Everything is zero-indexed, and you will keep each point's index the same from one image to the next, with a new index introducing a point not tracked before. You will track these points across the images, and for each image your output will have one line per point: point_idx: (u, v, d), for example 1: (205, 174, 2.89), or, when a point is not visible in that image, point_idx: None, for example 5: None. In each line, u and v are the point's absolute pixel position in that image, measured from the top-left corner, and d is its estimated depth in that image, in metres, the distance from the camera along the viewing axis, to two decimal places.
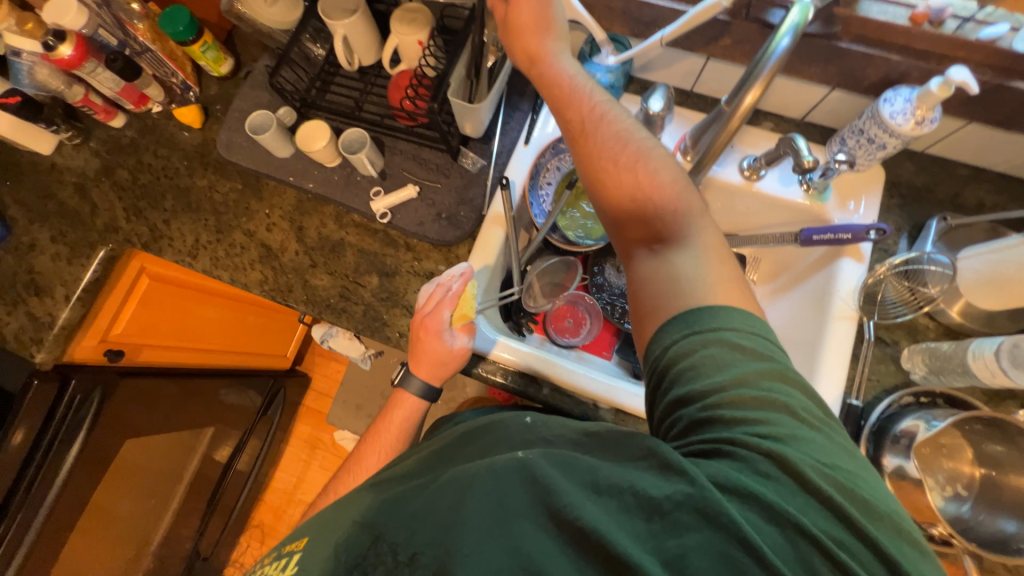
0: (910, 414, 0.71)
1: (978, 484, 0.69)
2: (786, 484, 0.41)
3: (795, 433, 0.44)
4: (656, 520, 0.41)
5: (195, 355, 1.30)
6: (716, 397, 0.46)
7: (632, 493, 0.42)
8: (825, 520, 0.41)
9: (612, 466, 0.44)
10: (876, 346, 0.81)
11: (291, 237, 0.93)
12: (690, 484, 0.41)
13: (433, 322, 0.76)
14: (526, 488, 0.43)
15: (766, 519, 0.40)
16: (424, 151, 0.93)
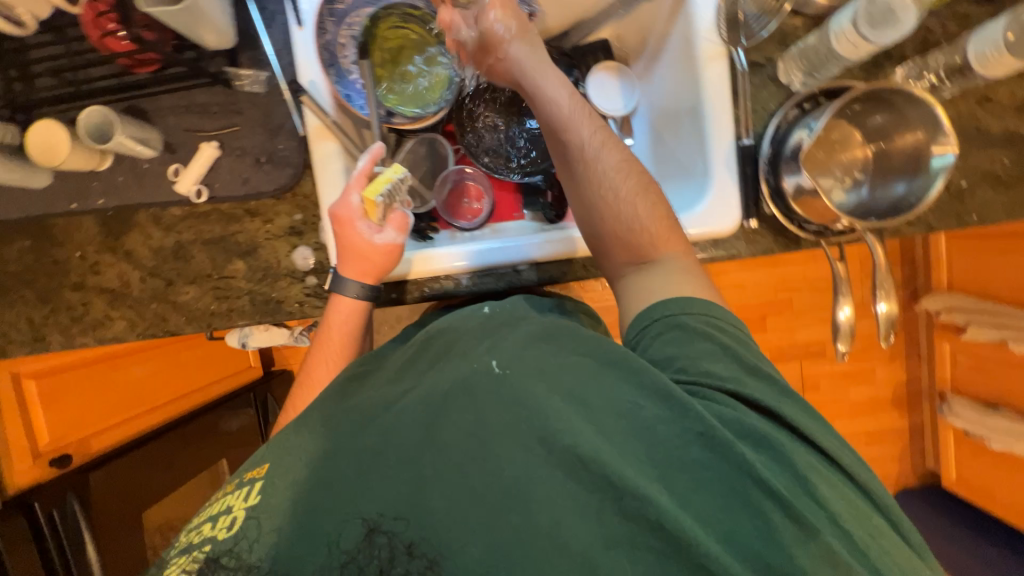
0: (796, 127, 0.69)
1: (872, 161, 0.71)
2: (766, 447, 0.49)
3: (775, 387, 0.54)
4: (652, 438, 0.49)
5: (162, 410, 1.23)
6: (699, 358, 0.54)
7: (630, 410, 0.51)
8: (812, 458, 0.50)
9: (598, 385, 0.53)
10: (753, 73, 0.75)
11: (123, 266, 0.78)
12: (696, 418, 0.49)
13: (345, 210, 0.68)
14: (500, 394, 0.52)
15: (767, 456, 0.49)
16: (196, 96, 0.74)
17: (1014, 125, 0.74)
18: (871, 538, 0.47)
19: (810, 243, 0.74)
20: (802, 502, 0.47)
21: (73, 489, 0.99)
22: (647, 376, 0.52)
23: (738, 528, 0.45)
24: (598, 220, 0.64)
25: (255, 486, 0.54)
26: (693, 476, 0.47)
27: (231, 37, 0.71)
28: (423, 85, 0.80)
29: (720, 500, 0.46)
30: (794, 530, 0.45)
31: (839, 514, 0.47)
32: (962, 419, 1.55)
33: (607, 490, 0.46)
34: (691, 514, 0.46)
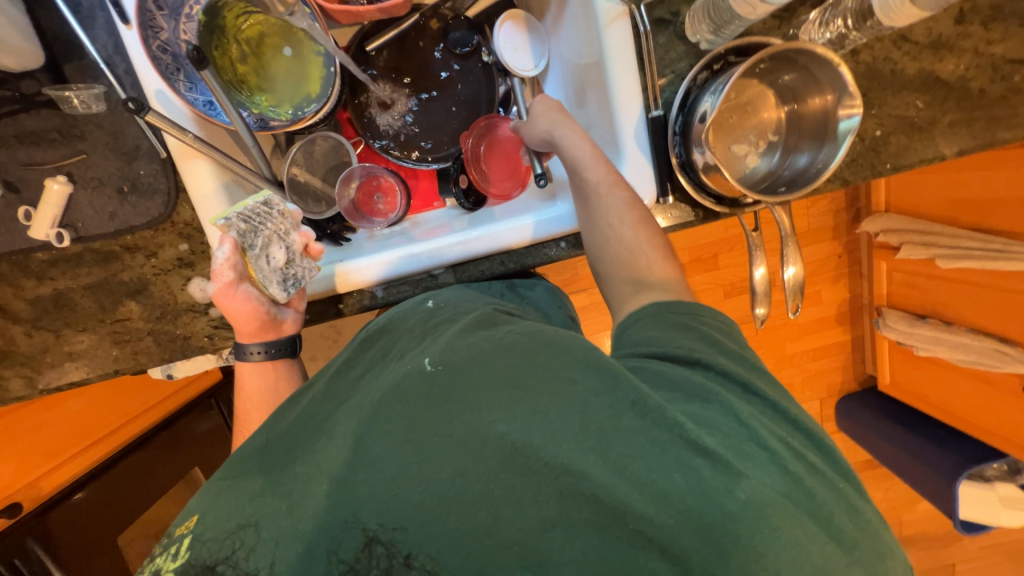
0: (705, 94, 0.64)
1: (784, 123, 0.67)
2: (719, 408, 0.48)
3: (729, 353, 0.54)
4: (586, 411, 0.45)
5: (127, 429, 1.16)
6: (668, 340, 0.54)
7: (567, 385, 0.47)
8: (754, 409, 0.49)
9: (535, 365, 0.49)
10: (658, 32, 0.68)
11: (1, 323, 0.71)
12: (629, 387, 0.46)
13: (220, 274, 0.64)
14: (431, 394, 0.48)
15: (707, 412, 0.48)
16: (25, 122, 0.64)
17: (929, 63, 0.70)
18: (806, 469, 0.46)
19: (726, 214, 0.72)
20: (744, 459, 0.45)
21: (31, 534, 1.00)
22: (580, 355, 0.49)
23: (671, 488, 0.43)
24: (602, 235, 0.66)
25: (185, 540, 0.49)
26: (626, 443, 0.44)
27: (38, 53, 0.62)
28: (295, 79, 0.70)
29: (655, 459, 0.44)
30: (722, 478, 0.43)
31: (774, 452, 0.46)
32: (894, 331, 1.64)
33: (544, 474, 0.43)
34: (626, 483, 0.43)
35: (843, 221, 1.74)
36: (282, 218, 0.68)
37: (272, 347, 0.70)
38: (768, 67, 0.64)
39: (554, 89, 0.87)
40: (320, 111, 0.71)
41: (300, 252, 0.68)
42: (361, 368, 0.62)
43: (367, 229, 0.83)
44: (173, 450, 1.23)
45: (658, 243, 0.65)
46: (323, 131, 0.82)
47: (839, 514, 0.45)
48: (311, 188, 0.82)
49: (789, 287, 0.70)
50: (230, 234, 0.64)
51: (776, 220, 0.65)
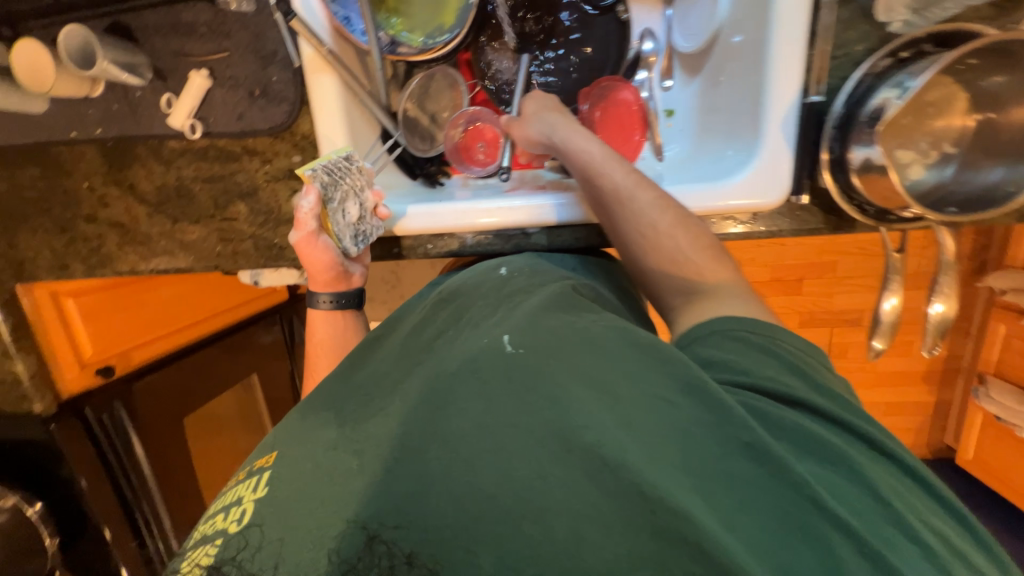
0: (884, 83, 0.55)
1: (972, 134, 0.57)
2: (842, 475, 0.38)
3: (835, 395, 0.44)
4: (688, 441, 0.37)
5: (200, 325, 1.28)
6: (760, 369, 0.44)
7: (662, 407, 0.38)
8: (882, 470, 0.40)
9: (631, 373, 0.41)
10: (841, 6, 0.59)
11: (129, 200, 0.77)
12: (741, 425, 0.38)
13: (301, 229, 0.66)
14: (509, 375, 0.42)
15: (830, 473, 0.38)
16: (182, 12, 0.67)
17: None
18: (956, 558, 0.37)
19: (866, 227, 0.63)
20: (885, 540, 0.35)
21: (119, 398, 1.09)
22: (679, 366, 0.41)
23: (799, 564, 0.33)
24: (635, 240, 0.60)
25: (265, 476, 0.49)
26: (747, 496, 0.35)
27: None
28: (431, 5, 0.68)
29: (776, 521, 0.34)
30: (867, 563, 0.33)
31: (917, 533, 0.36)
32: (996, 404, 1.45)
33: (636, 509, 0.34)
34: (749, 549, 0.33)
35: (962, 271, 1.54)
36: (359, 174, 0.67)
37: (341, 298, 0.72)
38: (975, 64, 0.54)
39: (695, 61, 0.80)
40: (450, 43, 0.69)
41: (369, 210, 0.69)
42: (434, 325, 0.60)
43: (465, 177, 0.82)
44: (232, 356, 1.35)
45: (715, 257, 0.57)
46: (444, 69, 0.81)
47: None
48: (426, 128, 0.82)
49: (931, 325, 0.61)
50: (314, 185, 0.63)
51: (937, 242, 0.57)
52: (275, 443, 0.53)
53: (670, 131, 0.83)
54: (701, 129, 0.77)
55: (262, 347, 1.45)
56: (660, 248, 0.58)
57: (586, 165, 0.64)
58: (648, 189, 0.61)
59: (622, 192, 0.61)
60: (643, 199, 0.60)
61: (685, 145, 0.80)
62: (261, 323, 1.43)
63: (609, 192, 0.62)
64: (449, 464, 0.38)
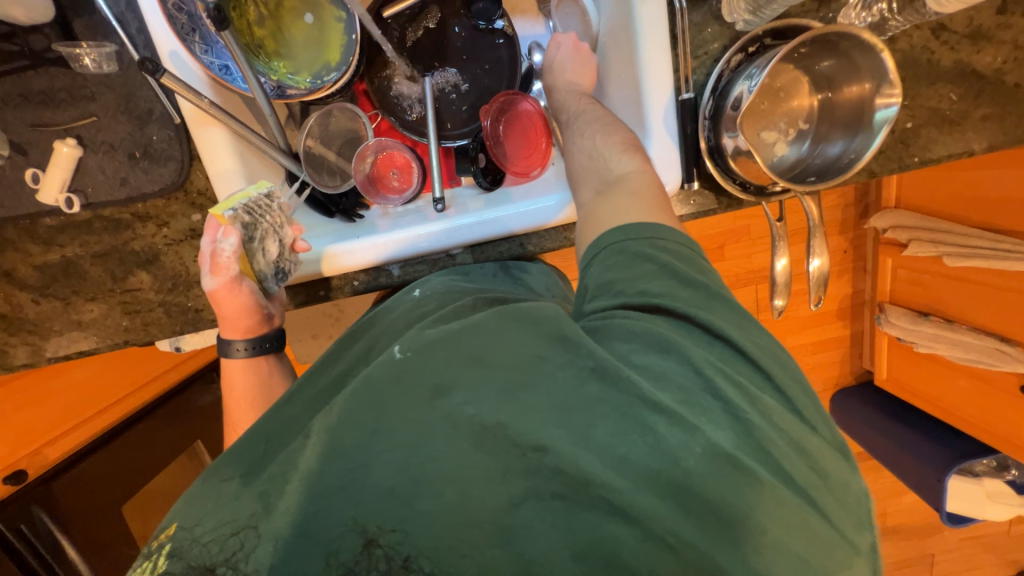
0: (739, 77, 0.62)
1: (816, 111, 0.66)
2: (679, 362, 0.43)
3: (699, 294, 0.48)
4: (554, 385, 0.42)
5: (128, 402, 1.16)
6: (633, 282, 0.48)
7: (534, 364, 0.43)
8: (713, 353, 0.44)
9: (506, 345, 0.44)
10: (694, 11, 0.65)
11: (8, 288, 0.69)
12: (588, 352, 0.43)
13: (219, 272, 0.62)
14: (402, 381, 0.43)
15: (664, 364, 0.43)
16: (32, 80, 0.61)
17: (966, 55, 0.69)
18: (764, 418, 0.42)
19: (750, 203, 0.70)
20: (698, 412, 0.41)
21: (37, 502, 0.99)
22: (547, 324, 0.45)
23: (632, 452, 0.40)
24: (585, 169, 0.61)
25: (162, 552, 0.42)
26: (588, 410, 0.41)
27: (48, 6, 0.58)
28: (313, 44, 0.68)
29: (614, 424, 0.40)
30: (679, 435, 0.40)
31: (729, 400, 0.42)
32: (894, 327, 1.66)
33: (546, 476, 0.39)
34: (592, 454, 0.39)
35: (851, 216, 1.73)
36: (281, 211, 0.66)
37: (261, 343, 0.68)
38: (807, 53, 0.62)
39: None
40: (339, 80, 0.67)
41: (289, 247, 0.66)
42: (350, 351, 0.63)
43: (382, 207, 0.81)
44: (172, 424, 1.23)
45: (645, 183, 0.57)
46: (342, 102, 0.80)
47: (798, 465, 0.41)
48: (330, 163, 0.80)
49: (813, 279, 0.69)
50: (234, 227, 0.62)
51: (805, 209, 0.64)
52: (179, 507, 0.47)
53: None
54: None
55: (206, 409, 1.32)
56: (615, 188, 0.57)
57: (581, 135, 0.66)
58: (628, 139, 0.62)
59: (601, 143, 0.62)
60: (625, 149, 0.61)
61: None
62: None
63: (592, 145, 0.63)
64: None
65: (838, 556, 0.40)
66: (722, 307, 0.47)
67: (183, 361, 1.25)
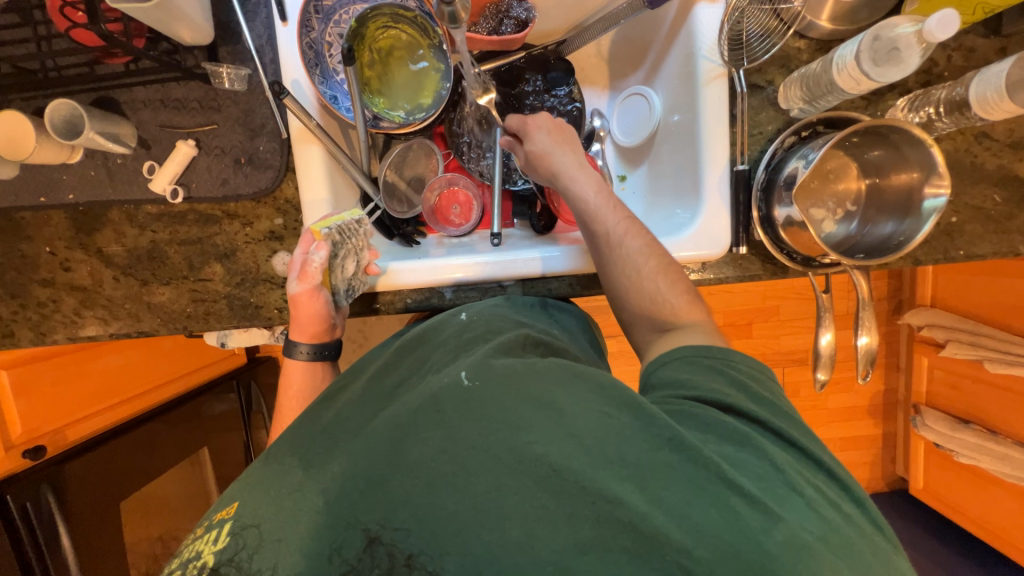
0: (793, 155, 0.67)
1: (864, 195, 0.70)
2: (753, 454, 0.45)
3: (764, 401, 0.51)
4: (623, 444, 0.44)
5: (151, 395, 1.22)
6: (696, 380, 0.52)
7: (603, 420, 0.45)
8: (787, 453, 0.47)
9: (573, 399, 0.47)
10: (752, 96, 0.73)
11: (95, 264, 0.75)
12: (665, 424, 0.45)
13: (305, 281, 0.68)
14: (474, 404, 0.47)
15: (740, 455, 0.45)
16: (172, 89, 0.71)
17: (1008, 162, 0.73)
18: (840, 520, 0.43)
19: (796, 272, 0.73)
20: (774, 497, 0.42)
21: (47, 482, 0.97)
22: (615, 390, 0.48)
23: (708, 524, 0.40)
24: (614, 276, 0.66)
25: (225, 528, 0.49)
26: (667, 480, 0.42)
27: (208, 33, 0.68)
28: (412, 88, 0.77)
29: (689, 493, 0.42)
30: (761, 519, 0.41)
31: (807, 498, 0.43)
32: (931, 431, 1.57)
33: (579, 500, 0.41)
34: (668, 517, 0.40)
35: (883, 309, 1.72)
36: (365, 236, 0.73)
37: (321, 350, 0.73)
38: (858, 142, 0.67)
39: (634, 152, 0.92)
40: (428, 119, 0.76)
41: (363, 268, 0.72)
42: (398, 368, 0.64)
43: (439, 236, 0.87)
44: (178, 427, 1.25)
45: (678, 288, 0.64)
46: (421, 138, 0.89)
47: (872, 563, 0.42)
48: (401, 191, 0.87)
49: (860, 355, 0.69)
50: (326, 243, 0.68)
51: (854, 283, 0.66)
52: (238, 492, 0.52)
53: (625, 193, 0.93)
54: (651, 192, 0.87)
55: (211, 419, 1.35)
56: (633, 268, 0.65)
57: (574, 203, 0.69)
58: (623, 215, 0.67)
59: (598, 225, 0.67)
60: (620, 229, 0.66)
61: (639, 206, 0.90)
62: (215, 391, 1.37)
63: (595, 226, 0.68)
64: (423, 486, 0.44)
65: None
66: (782, 409, 0.51)
67: (194, 372, 1.34)
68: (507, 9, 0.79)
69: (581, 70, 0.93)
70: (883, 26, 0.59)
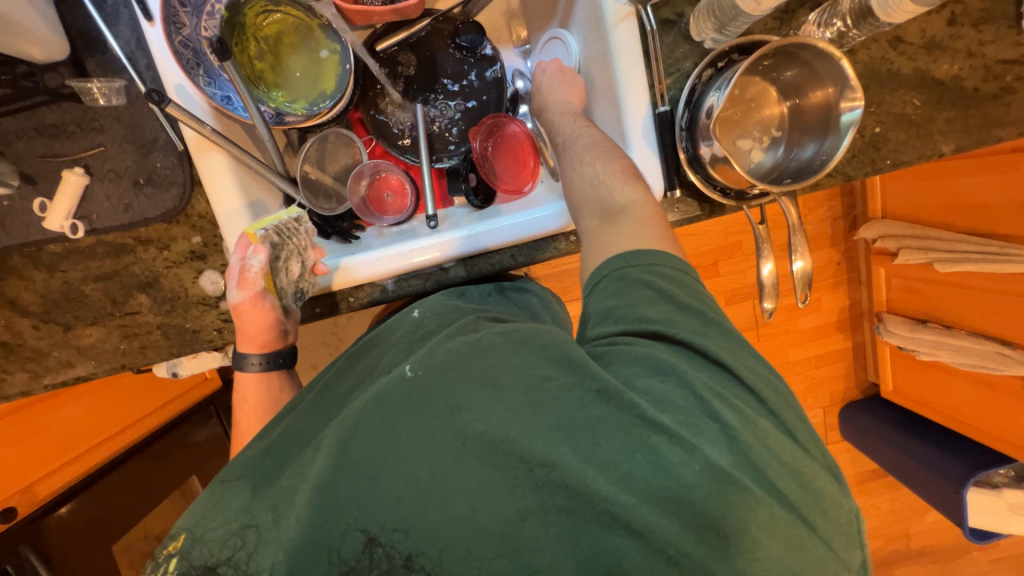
0: (710, 89, 0.65)
1: (787, 119, 0.69)
2: (679, 381, 0.45)
3: (700, 326, 0.49)
4: (558, 407, 0.43)
5: (133, 429, 1.19)
6: (626, 310, 0.50)
7: (539, 384, 0.44)
8: (711, 378, 0.46)
9: (511, 366, 0.46)
10: (664, 32, 0.70)
11: (9, 316, 0.71)
12: (593, 375, 0.44)
13: (248, 289, 0.66)
14: (415, 397, 0.46)
15: (666, 388, 0.45)
16: (44, 115, 0.65)
17: (923, 64, 0.73)
18: (762, 445, 0.43)
19: (732, 207, 0.73)
20: (696, 427, 0.42)
21: (25, 541, 0.96)
22: (553, 347, 0.47)
23: (634, 470, 0.41)
24: (570, 176, 0.66)
25: (173, 547, 0.49)
26: (595, 429, 0.42)
27: (64, 45, 0.62)
28: (311, 75, 0.72)
29: (616, 441, 0.42)
30: (681, 453, 0.41)
31: (729, 426, 0.42)
32: (894, 336, 1.65)
33: (519, 469, 0.42)
34: (595, 469, 0.41)
35: (840, 228, 1.76)
36: (307, 234, 0.69)
37: (275, 358, 0.71)
38: (771, 64, 0.66)
39: None
40: (335, 107, 0.72)
41: (310, 269, 0.68)
42: (353, 373, 0.63)
43: (377, 226, 0.83)
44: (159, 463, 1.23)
45: (625, 176, 0.62)
46: (337, 128, 0.84)
47: (785, 480, 0.42)
48: (321, 185, 0.83)
49: (797, 279, 0.70)
50: (264, 246, 0.65)
51: (783, 211, 0.66)
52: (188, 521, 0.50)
53: None
54: None
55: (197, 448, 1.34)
56: (587, 160, 0.65)
57: (552, 120, 0.75)
58: (583, 122, 0.71)
59: (564, 131, 0.72)
60: (583, 128, 0.70)
61: None
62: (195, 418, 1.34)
63: (562, 132, 0.72)
64: (366, 485, 0.43)
65: (813, 546, 0.41)
66: (716, 328, 0.49)
67: (179, 397, 1.30)
68: None
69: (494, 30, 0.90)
70: None
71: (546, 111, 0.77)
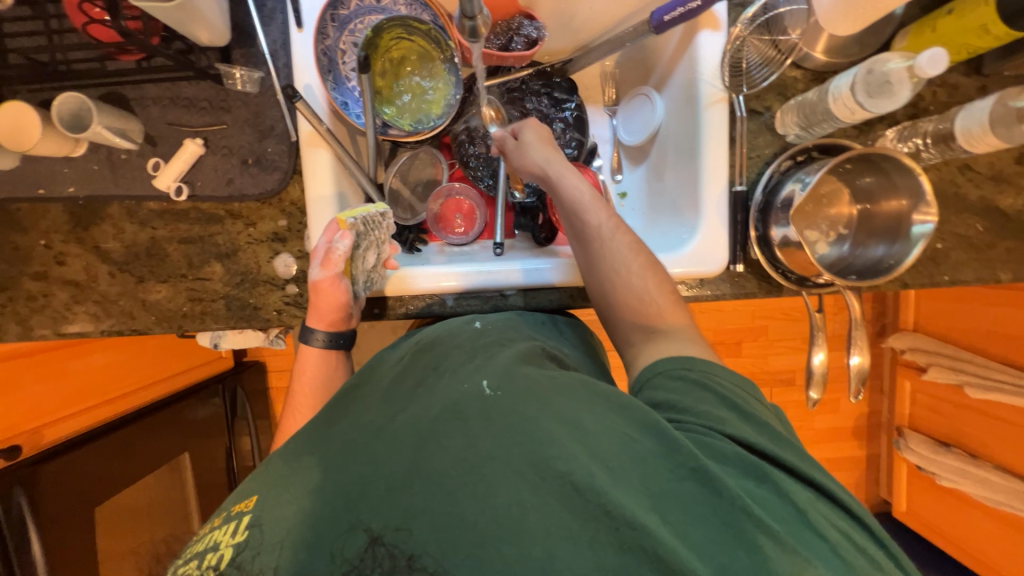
0: (789, 179, 0.70)
1: (856, 220, 0.73)
2: (770, 490, 0.46)
3: (774, 432, 0.51)
4: (647, 473, 0.45)
5: (141, 393, 1.21)
6: (708, 409, 0.52)
7: (628, 446, 0.46)
8: (800, 489, 0.47)
9: (598, 418, 0.48)
10: (751, 121, 0.76)
11: (91, 260, 0.74)
12: (689, 455, 0.45)
13: (327, 271, 0.67)
14: (491, 416, 0.48)
15: (759, 491, 0.46)
16: (182, 88, 0.71)
17: (989, 193, 0.77)
18: (858, 559, 0.44)
19: (791, 291, 0.75)
20: (793, 536, 0.43)
21: (20, 483, 0.90)
22: (639, 413, 0.49)
23: (735, 566, 0.40)
24: (609, 281, 0.66)
25: (245, 519, 0.48)
26: (691, 516, 0.43)
27: (225, 36, 0.69)
28: (422, 99, 0.79)
29: (715, 533, 0.42)
30: (786, 560, 0.41)
31: (826, 538, 0.44)
32: (915, 454, 1.59)
33: (602, 523, 0.41)
34: (696, 555, 0.41)
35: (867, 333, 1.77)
36: (387, 229, 0.72)
37: (337, 338, 0.72)
38: (849, 168, 0.70)
39: (638, 152, 0.94)
40: (437, 129, 0.78)
41: (383, 262, 0.72)
42: (416, 380, 0.62)
43: (441, 244, 0.88)
44: (161, 432, 1.21)
45: (665, 288, 0.65)
46: (431, 148, 0.90)
47: None
48: (406, 196, 0.88)
49: (853, 374, 0.71)
50: (351, 233, 0.68)
51: (847, 304, 0.68)
52: (255, 487, 0.52)
53: (624, 210, 0.96)
54: (650, 210, 0.90)
55: (194, 425, 1.32)
56: (631, 272, 0.65)
57: (571, 206, 0.69)
58: (615, 217, 0.69)
59: (593, 227, 0.67)
60: (617, 231, 0.67)
61: (639, 222, 0.93)
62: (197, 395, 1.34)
63: (591, 228, 0.67)
64: (435, 494, 0.43)
65: None
66: (790, 437, 0.52)
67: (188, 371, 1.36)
68: (519, 27, 0.81)
69: (585, 89, 0.97)
70: (877, 62, 0.63)
71: (563, 196, 0.70)
